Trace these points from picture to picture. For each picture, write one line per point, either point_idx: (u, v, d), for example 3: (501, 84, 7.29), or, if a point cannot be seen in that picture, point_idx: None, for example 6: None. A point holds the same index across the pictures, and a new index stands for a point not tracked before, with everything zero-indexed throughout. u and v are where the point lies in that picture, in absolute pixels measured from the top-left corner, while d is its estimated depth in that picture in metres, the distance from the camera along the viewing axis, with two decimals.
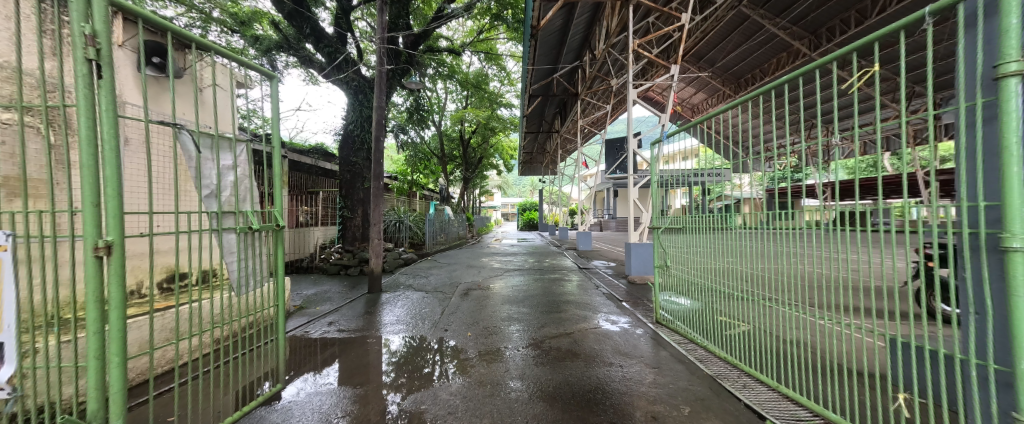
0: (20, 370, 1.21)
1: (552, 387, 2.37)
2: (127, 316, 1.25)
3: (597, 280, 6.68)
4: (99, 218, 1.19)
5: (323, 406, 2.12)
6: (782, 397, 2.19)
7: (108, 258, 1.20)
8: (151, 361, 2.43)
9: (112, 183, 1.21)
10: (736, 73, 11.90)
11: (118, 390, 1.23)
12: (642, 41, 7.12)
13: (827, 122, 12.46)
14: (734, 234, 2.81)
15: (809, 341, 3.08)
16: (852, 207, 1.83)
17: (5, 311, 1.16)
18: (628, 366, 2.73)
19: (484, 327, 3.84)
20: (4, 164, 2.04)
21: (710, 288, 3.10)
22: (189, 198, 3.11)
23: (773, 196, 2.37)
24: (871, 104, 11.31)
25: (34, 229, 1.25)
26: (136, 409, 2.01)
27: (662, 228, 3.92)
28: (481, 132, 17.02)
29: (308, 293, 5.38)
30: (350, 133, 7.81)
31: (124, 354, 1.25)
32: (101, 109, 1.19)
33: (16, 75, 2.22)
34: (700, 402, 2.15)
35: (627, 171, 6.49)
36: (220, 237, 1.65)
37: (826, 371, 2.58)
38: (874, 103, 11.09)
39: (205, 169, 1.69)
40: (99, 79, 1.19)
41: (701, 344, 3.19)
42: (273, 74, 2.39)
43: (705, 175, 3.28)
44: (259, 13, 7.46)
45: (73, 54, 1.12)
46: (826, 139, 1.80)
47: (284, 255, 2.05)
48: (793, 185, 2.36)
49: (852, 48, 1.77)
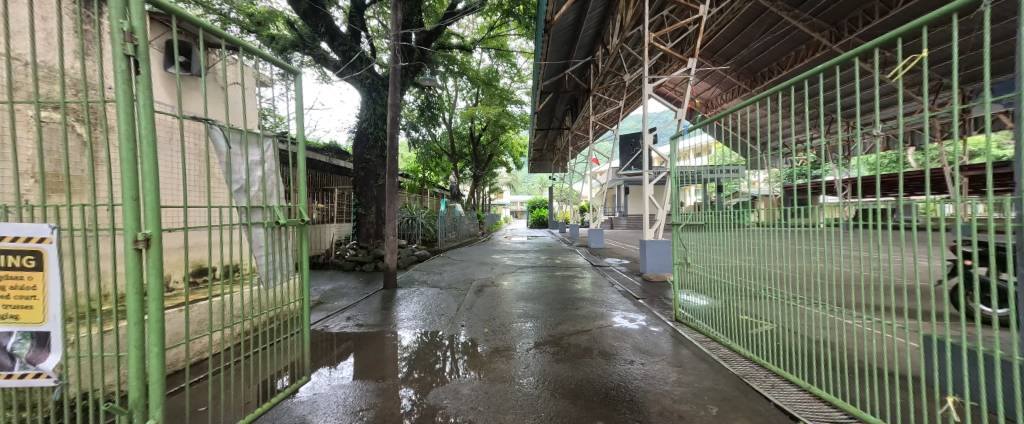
0: (65, 359, 1.20)
1: (573, 384, 2.34)
2: (166, 307, 1.26)
3: (611, 277, 6.61)
4: (139, 211, 1.20)
5: (347, 399, 2.14)
6: (815, 399, 2.12)
7: (148, 252, 1.21)
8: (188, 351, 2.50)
9: (151, 177, 1.22)
10: (753, 67, 11.59)
11: (159, 379, 1.23)
12: (657, 35, 6.95)
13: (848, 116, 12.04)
14: (751, 231, 2.81)
15: (834, 340, 3.00)
16: (879, 203, 1.79)
17: (51, 303, 1.15)
18: (650, 364, 2.68)
19: (499, 323, 3.84)
20: (45, 161, 2.11)
21: (732, 287, 3.04)
22: (216, 195, 3.20)
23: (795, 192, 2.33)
24: (895, 98, 10.91)
25: (75, 223, 1.25)
26: (174, 397, 2.08)
27: (681, 224, 3.86)
28: (491, 130, 16.96)
29: (325, 288, 5.48)
30: (364, 131, 7.84)
31: (163, 345, 1.25)
32: (139, 105, 1.20)
33: (56, 74, 2.29)
34: (727, 402, 2.09)
35: (642, 167, 6.37)
36: (249, 231, 1.65)
37: (857, 371, 2.48)
38: (899, 96, 10.71)
39: (234, 164, 1.68)
40: (138, 75, 1.20)
41: (724, 343, 3.11)
42: (296, 71, 2.41)
43: (720, 171, 3.24)
44: (274, 12, 7.58)
45: (112, 50, 1.13)
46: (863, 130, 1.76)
47: (309, 251, 2.05)
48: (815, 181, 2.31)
49: (895, 36, 1.68)
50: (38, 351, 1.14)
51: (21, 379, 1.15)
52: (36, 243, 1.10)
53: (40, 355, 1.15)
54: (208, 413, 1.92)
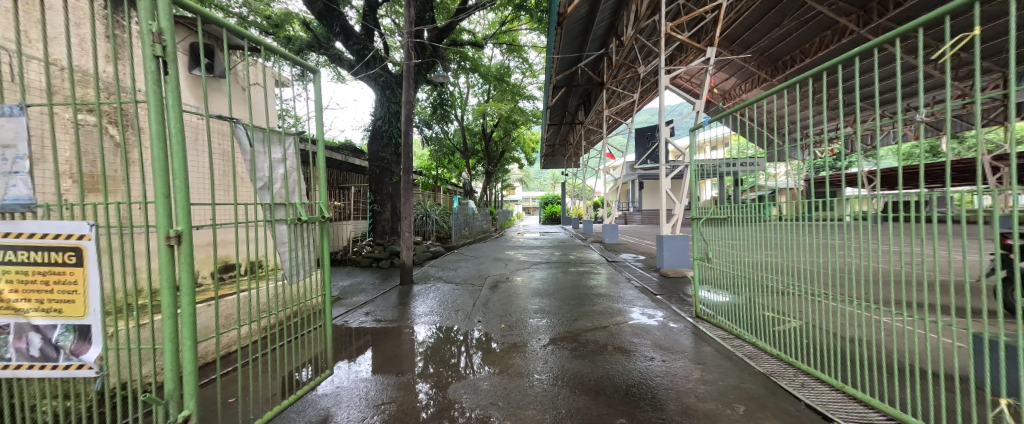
0: (104, 351, 1.24)
1: (593, 381, 2.30)
2: (197, 302, 1.27)
3: (627, 273, 6.48)
4: (169, 208, 1.22)
5: (368, 393, 2.17)
6: (849, 399, 2.01)
7: (179, 248, 1.24)
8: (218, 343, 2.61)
9: (179, 174, 1.23)
10: (774, 55, 11.12)
11: (191, 371, 1.25)
12: (674, 24, 6.75)
13: (877, 104, 11.45)
14: (773, 225, 2.72)
15: (868, 339, 2.86)
16: (918, 195, 1.69)
17: (91, 297, 1.19)
18: (671, 361, 2.61)
19: (515, 320, 3.81)
20: (79, 162, 2.20)
21: (757, 283, 2.92)
22: (239, 193, 3.31)
23: (819, 186, 2.26)
24: (930, 84, 10.29)
25: (109, 221, 1.29)
26: (206, 388, 2.17)
27: (703, 219, 3.72)
28: (503, 126, 16.89)
29: (342, 284, 5.59)
30: (379, 129, 7.93)
31: (195, 338, 1.27)
32: (168, 104, 1.21)
33: (90, 79, 2.39)
34: (755, 401, 2.00)
35: (658, 161, 6.21)
36: (273, 227, 1.66)
37: (896, 371, 2.33)
38: (935, 82, 10.09)
39: (258, 162, 1.68)
40: (166, 75, 1.21)
41: (749, 340, 2.98)
42: (314, 68, 2.42)
43: (739, 165, 3.15)
44: (290, 14, 7.76)
45: (142, 51, 1.14)
46: (900, 116, 1.65)
47: (329, 247, 2.06)
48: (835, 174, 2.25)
49: (943, 12, 1.54)
50: (80, 343, 1.19)
51: (65, 370, 1.19)
52: (76, 239, 1.15)
53: (82, 347, 1.19)
54: (238, 404, 2.00)
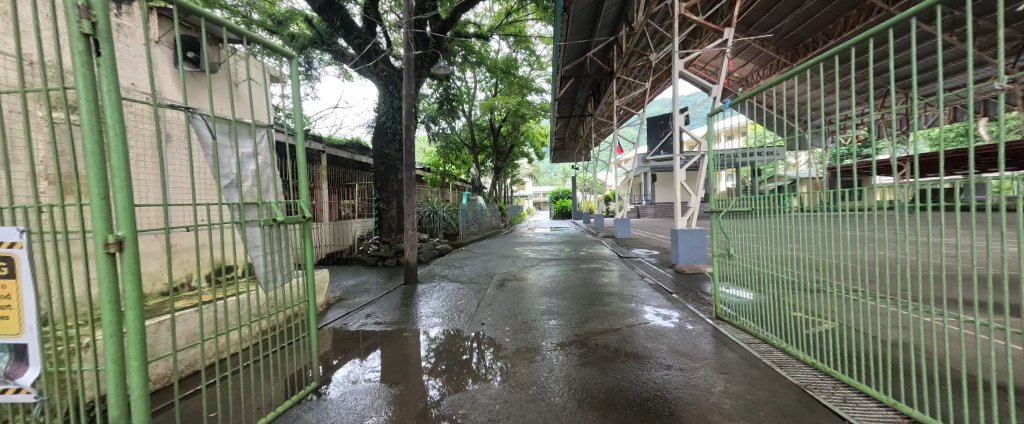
0: (44, 373, 1.12)
1: (603, 393, 2.09)
2: (146, 317, 1.14)
3: (640, 270, 6.21)
4: (110, 211, 1.07)
5: (357, 407, 2.01)
6: (900, 417, 1.72)
7: (122, 256, 1.09)
8: (178, 361, 2.33)
9: (121, 172, 1.08)
10: (794, 39, 10.50)
11: (139, 395, 1.11)
12: (688, 5, 6.36)
13: (903, 88, 10.85)
14: (801, 218, 2.41)
15: (911, 343, 2.56)
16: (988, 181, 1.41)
17: (25, 313, 1.06)
18: (691, 370, 2.37)
19: (521, 322, 3.61)
20: None
21: (788, 283, 2.59)
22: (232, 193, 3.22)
23: (839, 174, 2.07)
24: (964, 64, 9.65)
25: (42, 227, 1.14)
26: (160, 414, 1.92)
27: (723, 212, 3.38)
28: (511, 120, 16.60)
29: (347, 284, 5.54)
30: (383, 125, 7.82)
31: (143, 357, 1.13)
32: (103, 91, 1.05)
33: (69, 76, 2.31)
34: (789, 419, 1.76)
35: (672, 151, 5.86)
36: (242, 230, 1.49)
37: (954, 382, 2.02)
38: (970, 61, 9.44)
39: (223, 158, 1.50)
40: (100, 57, 1.05)
41: (777, 345, 2.68)
42: (290, 53, 2.09)
43: (755, 155, 2.91)
44: (293, 11, 7.73)
45: (67, 28, 0.97)
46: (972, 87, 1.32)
47: (312, 248, 1.90)
48: (860, 161, 2.06)
49: None
50: (16, 365, 1.07)
51: (2, 394, 1.08)
52: (3, 248, 1.01)
53: (18, 370, 1.07)
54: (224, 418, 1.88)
